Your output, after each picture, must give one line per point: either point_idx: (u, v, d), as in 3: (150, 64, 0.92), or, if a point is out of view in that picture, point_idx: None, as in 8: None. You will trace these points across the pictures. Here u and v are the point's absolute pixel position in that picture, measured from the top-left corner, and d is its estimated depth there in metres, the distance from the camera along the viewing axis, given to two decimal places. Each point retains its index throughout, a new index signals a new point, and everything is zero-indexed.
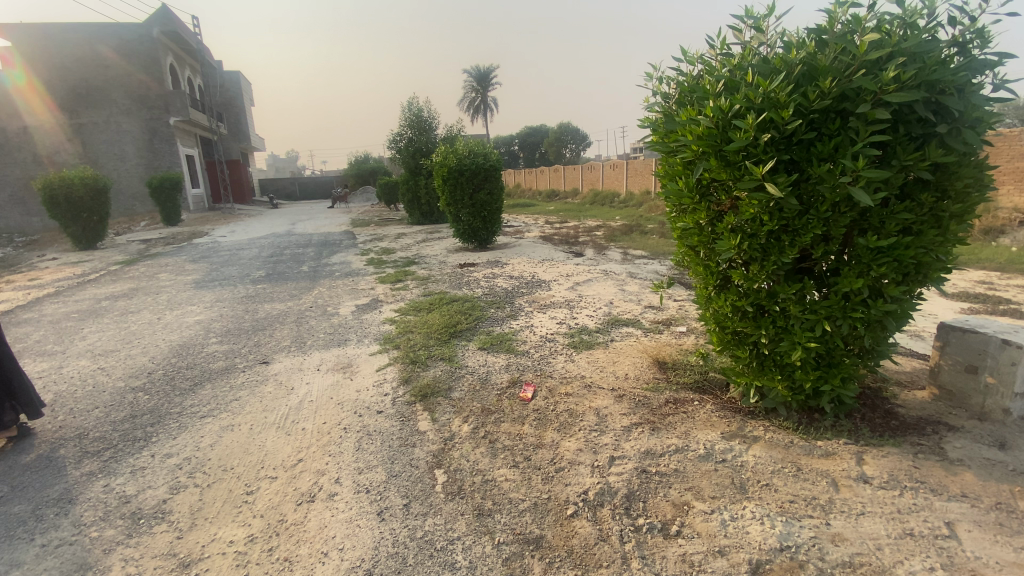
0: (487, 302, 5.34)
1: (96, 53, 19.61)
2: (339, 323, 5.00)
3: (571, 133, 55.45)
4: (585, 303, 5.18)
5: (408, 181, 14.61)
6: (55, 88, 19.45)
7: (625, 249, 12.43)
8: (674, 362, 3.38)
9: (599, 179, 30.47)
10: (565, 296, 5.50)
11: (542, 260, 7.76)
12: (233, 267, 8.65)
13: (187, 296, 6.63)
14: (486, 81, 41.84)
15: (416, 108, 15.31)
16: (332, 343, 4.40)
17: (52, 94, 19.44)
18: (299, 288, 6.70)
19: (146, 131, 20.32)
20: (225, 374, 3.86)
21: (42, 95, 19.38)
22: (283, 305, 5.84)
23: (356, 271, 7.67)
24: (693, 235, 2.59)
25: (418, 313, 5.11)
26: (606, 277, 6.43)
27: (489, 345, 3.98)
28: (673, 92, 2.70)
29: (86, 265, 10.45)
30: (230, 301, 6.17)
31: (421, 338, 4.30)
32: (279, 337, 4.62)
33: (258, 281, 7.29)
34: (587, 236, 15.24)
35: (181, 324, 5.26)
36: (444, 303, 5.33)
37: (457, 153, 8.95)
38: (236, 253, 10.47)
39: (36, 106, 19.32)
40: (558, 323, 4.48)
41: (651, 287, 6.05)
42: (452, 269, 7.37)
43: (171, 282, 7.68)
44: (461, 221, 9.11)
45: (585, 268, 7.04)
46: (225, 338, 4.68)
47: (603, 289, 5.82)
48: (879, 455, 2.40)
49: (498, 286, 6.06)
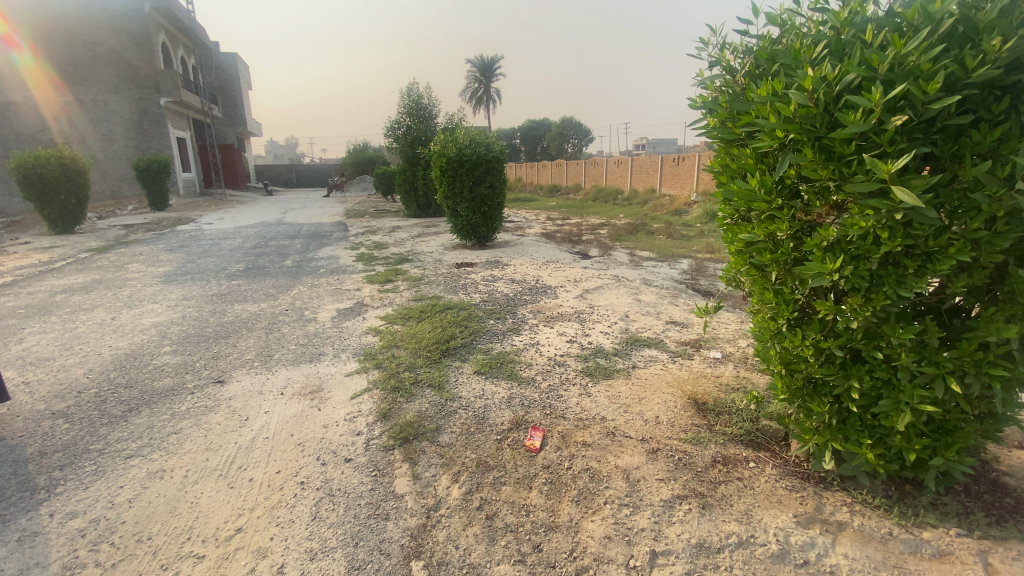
0: (485, 311, 4.68)
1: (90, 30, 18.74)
2: (313, 332, 4.33)
3: (575, 128, 54.68)
4: (599, 315, 4.53)
5: (405, 171, 13.91)
6: (62, 68, 18.75)
7: (633, 250, 11.76)
8: (716, 404, 2.75)
9: (602, 175, 29.80)
10: (575, 306, 4.84)
11: (546, 262, 7.10)
12: (211, 259, 7.96)
13: (152, 292, 5.95)
14: (489, 72, 41.02)
15: (416, 94, 14.61)
16: (302, 358, 3.74)
17: (58, 73, 18.70)
18: (277, 286, 6.03)
19: (135, 111, 19.55)
20: (167, 398, 3.20)
21: (49, 74, 18.63)
22: (254, 307, 5.16)
23: (342, 269, 7.00)
24: (763, 252, 1.97)
25: (407, 321, 4.46)
26: (619, 284, 5.77)
27: (488, 369, 3.33)
28: (741, 62, 2.08)
29: (55, 252, 9.74)
30: (198, 299, 5.51)
31: (407, 355, 3.64)
32: (242, 349, 3.95)
33: (233, 277, 6.62)
34: (591, 234, 14.56)
35: (135, 327, 4.61)
36: (437, 311, 4.66)
37: (457, 142, 8.28)
38: (217, 243, 9.78)
39: (42, 86, 18.58)
40: (568, 341, 3.83)
41: (670, 297, 5.40)
42: (448, 270, 6.72)
43: (139, 275, 7.00)
44: (460, 216, 8.45)
45: (594, 273, 6.39)
46: (179, 348, 4.02)
47: (617, 298, 5.17)
48: (1011, 559, 1.77)
49: (498, 292, 5.40)
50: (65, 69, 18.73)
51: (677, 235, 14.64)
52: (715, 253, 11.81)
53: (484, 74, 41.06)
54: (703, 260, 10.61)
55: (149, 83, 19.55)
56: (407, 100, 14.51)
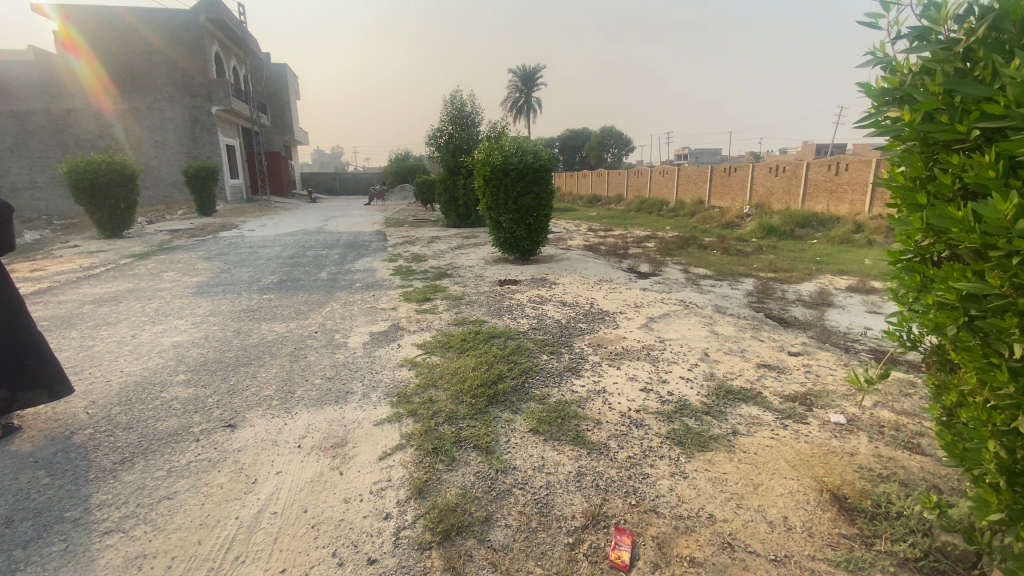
0: (536, 341, 4.01)
1: (148, 38, 19.38)
2: (341, 362, 3.79)
3: (616, 137, 53.72)
4: (673, 354, 3.80)
5: (446, 179, 13.51)
6: (121, 77, 19.41)
7: (686, 266, 10.92)
8: (867, 504, 2.04)
9: (645, 186, 28.83)
10: (641, 339, 4.13)
11: (599, 280, 6.42)
12: (246, 269, 7.67)
13: (180, 305, 5.61)
14: (531, 81, 40.63)
15: (459, 102, 14.24)
16: (326, 398, 3.18)
17: (114, 78, 19.37)
18: (308, 302, 5.59)
19: (188, 119, 20.04)
20: (166, 446, 2.70)
21: (106, 79, 19.34)
22: (282, 328, 4.70)
23: (377, 283, 6.54)
24: (1003, 312, 1.34)
25: (448, 352, 3.86)
26: (688, 311, 5.04)
27: (548, 426, 2.67)
28: (967, 31, 1.46)
29: (99, 256, 9.75)
30: (224, 315, 5.11)
31: (448, 400, 3.02)
32: (260, 382, 3.44)
33: (265, 290, 6.23)
34: (637, 248, 13.76)
35: (153, 348, 4.21)
36: (481, 340, 4.03)
37: (503, 149, 7.72)
38: (255, 251, 9.54)
39: (98, 91, 19.33)
40: (642, 390, 3.13)
41: (751, 331, 4.64)
42: (490, 287, 6.15)
43: (172, 285, 6.73)
44: (503, 228, 7.90)
45: (657, 295, 5.67)
46: (193, 377, 3.57)
47: (689, 331, 4.43)
48: None
49: (550, 317, 4.75)
50: (122, 75, 19.42)
51: (733, 250, 13.69)
52: (779, 271, 10.87)
53: (526, 83, 40.69)
54: (767, 280, 9.71)
55: (202, 92, 20.06)
56: (450, 107, 14.17)
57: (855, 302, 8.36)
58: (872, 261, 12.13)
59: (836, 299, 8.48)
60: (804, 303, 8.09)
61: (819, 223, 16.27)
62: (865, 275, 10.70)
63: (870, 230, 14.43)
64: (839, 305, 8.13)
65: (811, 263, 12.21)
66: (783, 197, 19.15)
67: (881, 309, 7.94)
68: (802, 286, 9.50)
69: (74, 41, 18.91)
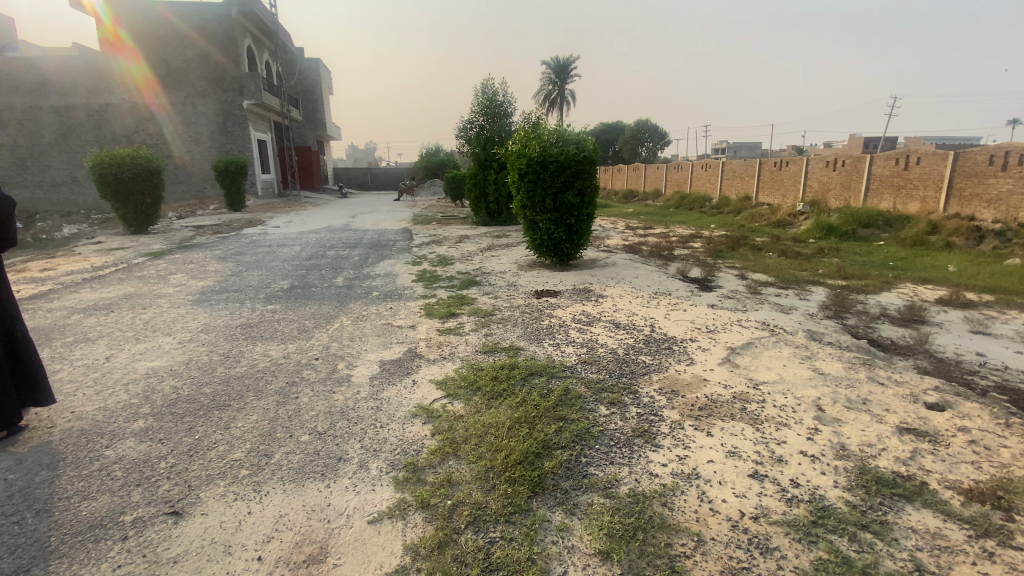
0: (589, 383, 3.08)
1: (183, 33, 19.15)
2: (339, 405, 2.93)
3: (652, 131, 52.02)
4: (778, 410, 2.82)
5: (476, 174, 12.68)
6: (159, 71, 19.31)
7: (743, 271, 9.77)
8: None
9: (686, 181, 27.31)
10: (727, 384, 3.15)
11: (654, 293, 5.44)
12: (259, 272, 6.99)
13: (173, 317, 4.89)
14: (565, 72, 39.34)
15: (491, 91, 13.40)
16: (310, 469, 2.34)
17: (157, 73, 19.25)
18: (316, 316, 4.79)
19: (220, 113, 19.80)
20: (78, 551, 1.91)
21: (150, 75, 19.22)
22: (278, 350, 3.90)
23: (397, 292, 5.72)
24: None
25: (474, 397, 2.95)
26: (777, 341, 4.00)
27: (625, 549, 1.77)
28: None
29: (115, 254, 9.31)
30: (218, 332, 4.36)
31: (475, 483, 2.15)
32: (231, 438, 2.63)
33: (272, 298, 5.50)
34: (684, 249, 12.60)
35: (124, 377, 3.48)
36: (518, 381, 3.11)
37: (541, 140, 6.80)
38: (273, 251, 8.90)
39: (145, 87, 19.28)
40: (751, 477, 2.19)
41: (866, 372, 3.59)
42: (527, 300, 5.26)
43: (174, 290, 6.07)
44: (539, 230, 6.95)
45: (732, 315, 4.64)
46: (154, 426, 2.80)
47: (788, 373, 3.41)
48: None
49: (603, 344, 3.79)
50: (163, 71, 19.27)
51: (791, 252, 12.37)
52: (850, 279, 9.56)
53: (560, 74, 39.40)
54: (841, 290, 8.47)
55: (234, 86, 19.76)
56: (481, 97, 13.33)
57: (953, 319, 7.10)
58: (956, 267, 10.64)
59: (929, 315, 7.19)
60: (891, 320, 6.87)
61: (886, 223, 14.65)
62: (953, 284, 9.29)
63: (948, 231, 12.81)
64: (936, 323, 6.87)
65: (884, 268, 10.80)
66: (842, 193, 17.50)
67: (988, 329, 6.64)
68: (883, 297, 8.26)
69: (119, 40, 18.88)
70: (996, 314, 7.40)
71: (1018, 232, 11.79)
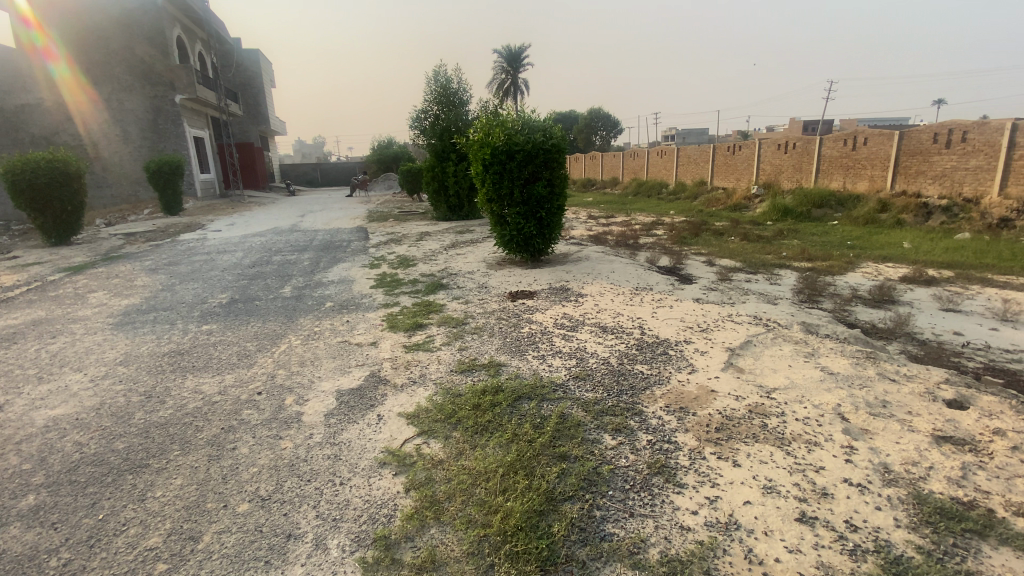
0: (586, 404, 2.66)
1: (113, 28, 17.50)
2: (287, 458, 2.39)
3: (604, 119, 52.26)
4: (802, 425, 2.49)
5: (433, 167, 12.04)
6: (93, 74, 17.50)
7: (711, 257, 9.64)
8: None
9: (642, 168, 27.38)
10: (737, 394, 2.81)
11: (635, 288, 5.10)
12: (194, 285, 6.20)
13: (88, 347, 4.14)
14: (517, 61, 38.76)
15: (443, 79, 12.73)
16: (251, 556, 1.81)
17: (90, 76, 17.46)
18: (261, 336, 4.16)
19: (150, 110, 18.20)
20: None
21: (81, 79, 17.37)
22: (212, 384, 3.27)
23: (354, 301, 5.14)
24: None
25: (453, 433, 2.47)
26: (775, 337, 3.70)
27: None
28: None
29: (27, 271, 8.20)
30: (139, 364, 3.67)
31: (470, 563, 1.68)
32: (147, 516, 2.06)
33: (210, 317, 4.81)
34: (649, 236, 12.43)
35: (14, 434, 2.79)
36: (503, 409, 2.64)
37: (504, 126, 6.30)
38: (212, 259, 8.05)
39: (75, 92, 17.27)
40: (801, 522, 1.83)
41: (873, 368, 3.33)
42: (500, 303, 4.80)
43: (93, 312, 5.25)
44: (506, 225, 6.47)
45: (721, 310, 4.33)
46: (45, 506, 2.17)
47: (796, 375, 3.09)
48: None
49: (592, 353, 3.37)
50: (94, 71, 17.49)
51: (753, 235, 12.40)
52: (814, 260, 9.59)
53: (511, 63, 38.79)
54: (809, 272, 8.42)
55: (163, 80, 18.24)
56: (434, 85, 12.65)
57: (921, 297, 7.11)
58: (911, 244, 10.88)
59: (899, 294, 7.17)
60: (864, 301, 6.79)
61: (838, 203, 14.97)
62: (912, 261, 9.45)
63: (898, 209, 13.15)
64: (906, 302, 6.86)
65: (844, 248, 10.96)
66: (794, 175, 17.83)
67: (958, 306, 6.64)
68: (850, 277, 8.27)
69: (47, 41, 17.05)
70: (960, 290, 7.48)
71: (963, 207, 12.22)
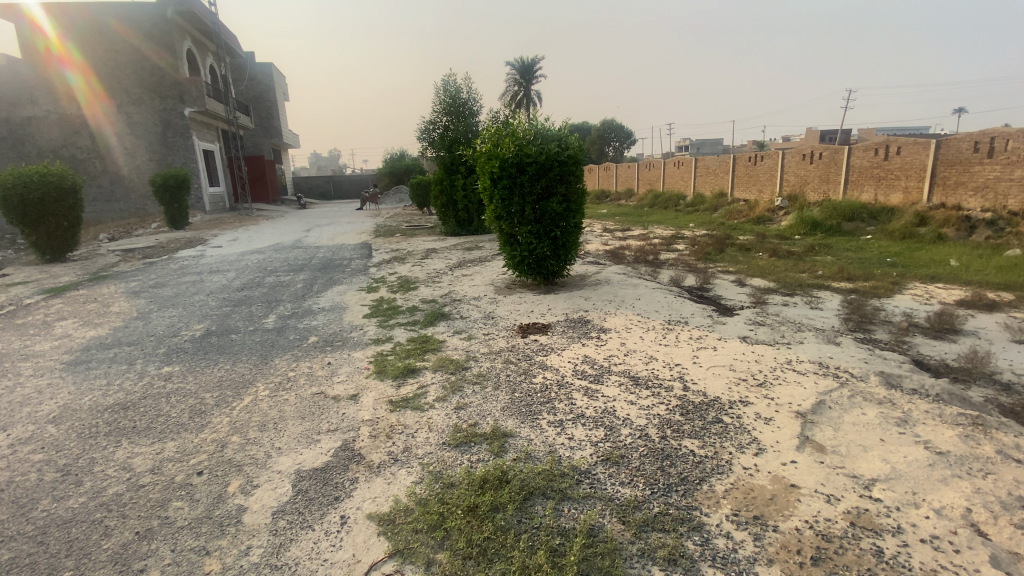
0: (622, 511, 1.94)
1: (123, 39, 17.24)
2: None
3: (618, 130, 51.60)
4: (934, 553, 1.75)
5: (442, 179, 11.48)
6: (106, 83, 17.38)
7: (741, 277, 8.86)
8: None
9: (659, 180, 26.58)
10: (827, 491, 2.06)
11: (667, 321, 4.37)
12: (173, 312, 5.64)
13: (27, 395, 3.54)
14: (531, 72, 38.28)
15: (453, 87, 12.18)
16: None
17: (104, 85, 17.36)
18: (226, 383, 3.51)
19: (159, 123, 17.89)
20: None
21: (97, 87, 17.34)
22: (147, 456, 2.62)
23: (342, 336, 4.49)
24: None
25: (440, 559, 1.77)
26: (852, 396, 2.94)
27: None
28: None
29: (9, 292, 7.73)
30: (72, 424, 3.03)
31: None
32: None
33: (176, 354, 4.20)
34: (670, 252, 11.67)
35: None
36: (510, 516, 1.93)
37: (516, 135, 5.64)
38: (202, 280, 7.50)
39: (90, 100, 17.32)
40: None
41: (990, 440, 2.55)
42: (509, 340, 4.11)
43: (52, 346, 4.68)
44: (517, 246, 5.82)
45: (776, 354, 3.58)
46: None
47: (897, 458, 2.33)
48: None
49: (625, 420, 2.64)
50: (106, 81, 17.37)
51: (782, 250, 11.57)
52: (855, 280, 8.74)
53: (525, 74, 38.38)
54: (853, 296, 7.59)
55: (173, 92, 17.82)
56: (443, 94, 12.10)
57: (988, 326, 6.22)
58: (957, 261, 9.97)
59: (961, 322, 6.30)
60: (923, 331, 5.94)
61: (870, 216, 14.09)
62: (963, 281, 8.55)
63: (937, 223, 12.22)
64: (972, 332, 6.00)
65: (883, 266, 10.10)
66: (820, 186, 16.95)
67: None
68: (899, 301, 7.41)
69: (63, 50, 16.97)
70: None
71: (1010, 221, 11.26)
